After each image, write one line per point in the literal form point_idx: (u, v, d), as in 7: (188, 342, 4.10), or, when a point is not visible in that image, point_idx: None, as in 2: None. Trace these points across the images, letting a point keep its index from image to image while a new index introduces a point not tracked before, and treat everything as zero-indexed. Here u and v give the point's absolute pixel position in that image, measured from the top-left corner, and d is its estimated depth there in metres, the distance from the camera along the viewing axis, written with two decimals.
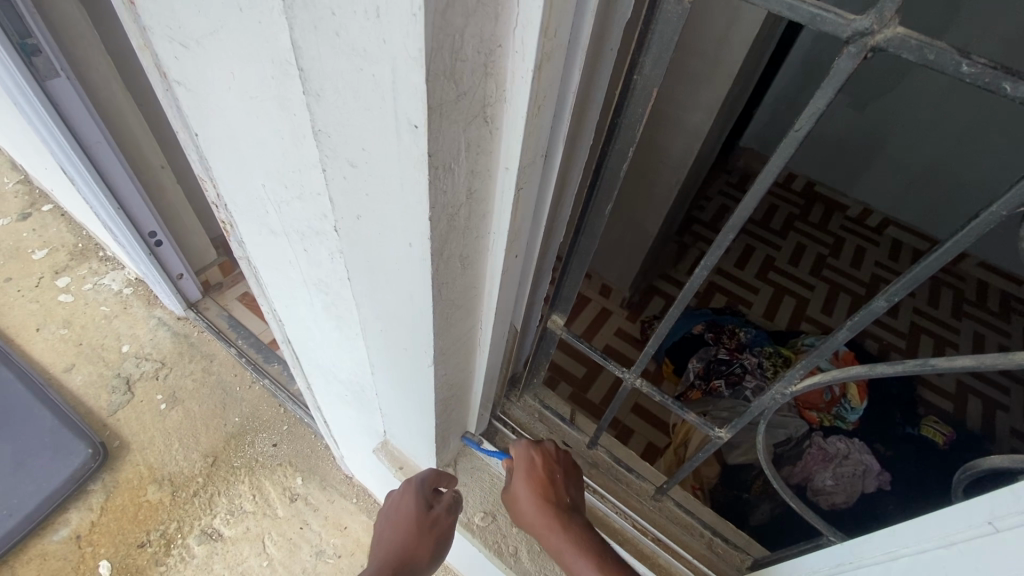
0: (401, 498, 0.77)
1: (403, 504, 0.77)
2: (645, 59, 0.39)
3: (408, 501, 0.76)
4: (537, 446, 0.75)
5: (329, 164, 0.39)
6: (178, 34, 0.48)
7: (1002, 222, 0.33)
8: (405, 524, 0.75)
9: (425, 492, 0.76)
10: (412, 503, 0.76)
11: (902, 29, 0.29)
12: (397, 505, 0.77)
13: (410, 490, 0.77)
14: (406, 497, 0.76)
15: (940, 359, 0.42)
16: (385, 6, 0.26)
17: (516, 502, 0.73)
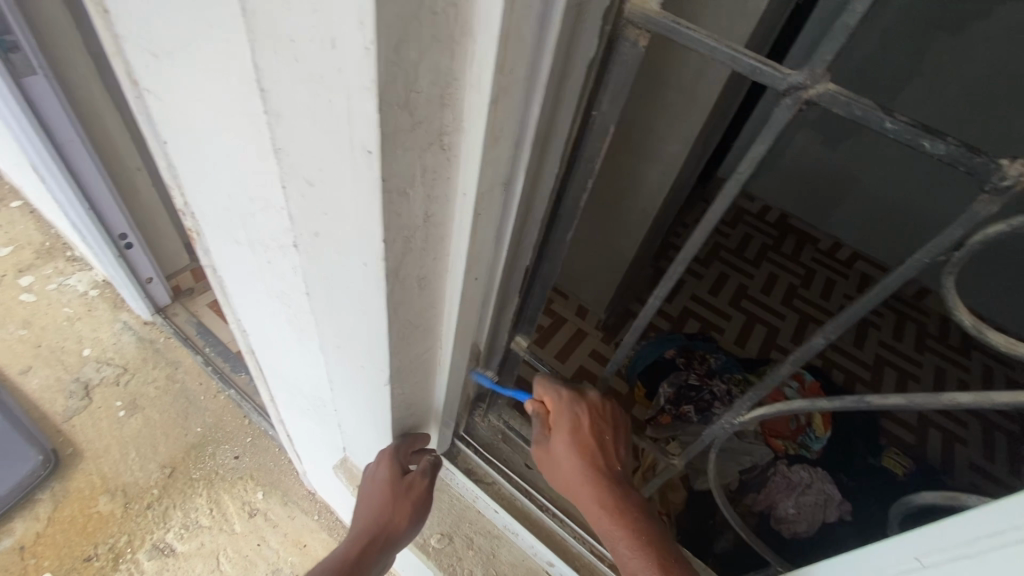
0: (376, 466, 0.72)
1: (378, 474, 0.72)
2: (602, 99, 0.42)
3: (382, 471, 0.71)
4: (583, 402, 0.69)
5: (289, 181, 0.39)
6: (150, 44, 0.48)
7: (924, 268, 0.34)
8: (380, 495, 0.72)
9: (400, 462, 0.71)
10: (386, 474, 0.71)
11: (833, 86, 0.31)
12: (372, 472, 0.74)
13: (384, 461, 0.71)
14: (381, 467, 0.71)
15: (873, 397, 0.45)
16: (339, 38, 0.27)
17: (559, 464, 0.67)
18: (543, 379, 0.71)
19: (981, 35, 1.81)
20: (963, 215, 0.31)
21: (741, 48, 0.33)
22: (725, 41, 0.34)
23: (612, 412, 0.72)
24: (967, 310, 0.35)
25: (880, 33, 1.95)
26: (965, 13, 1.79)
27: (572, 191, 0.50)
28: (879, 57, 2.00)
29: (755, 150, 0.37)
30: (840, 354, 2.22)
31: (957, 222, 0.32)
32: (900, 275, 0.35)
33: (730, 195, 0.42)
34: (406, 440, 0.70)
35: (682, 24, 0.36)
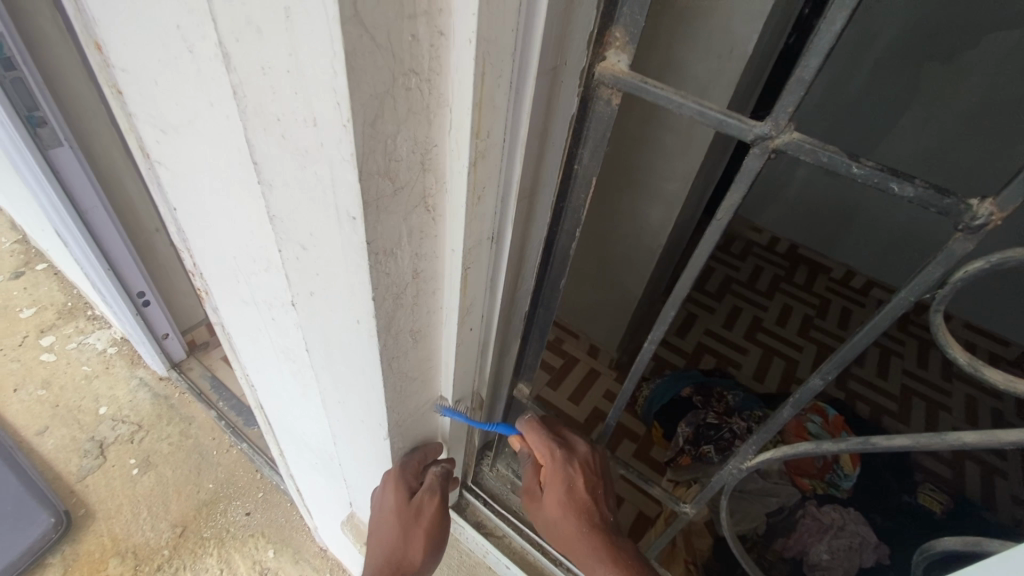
0: (379, 487, 0.63)
1: (384, 499, 0.63)
2: (582, 152, 0.44)
3: (387, 495, 0.62)
4: (574, 457, 0.65)
5: (284, 246, 0.41)
6: (159, 121, 0.52)
7: (910, 307, 0.34)
8: (390, 522, 0.64)
9: (406, 481, 0.61)
10: (392, 498, 0.62)
11: (797, 133, 0.32)
12: (378, 495, 0.65)
13: (389, 483, 0.61)
14: (385, 490, 0.62)
15: (879, 439, 0.44)
16: (320, 117, 0.29)
17: (555, 524, 0.64)
18: (534, 424, 0.67)
19: (972, 63, 1.83)
20: (941, 252, 0.32)
21: (705, 103, 0.35)
22: (689, 95, 0.36)
23: (604, 462, 0.69)
24: (961, 347, 0.35)
25: (870, 64, 1.99)
26: (952, 43, 1.83)
27: (565, 238, 0.51)
28: (876, 85, 2.02)
29: (731, 192, 0.38)
30: (865, 386, 2.15)
31: (936, 259, 0.32)
32: (888, 313, 0.35)
33: (714, 239, 0.43)
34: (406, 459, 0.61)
35: (649, 81, 0.38)
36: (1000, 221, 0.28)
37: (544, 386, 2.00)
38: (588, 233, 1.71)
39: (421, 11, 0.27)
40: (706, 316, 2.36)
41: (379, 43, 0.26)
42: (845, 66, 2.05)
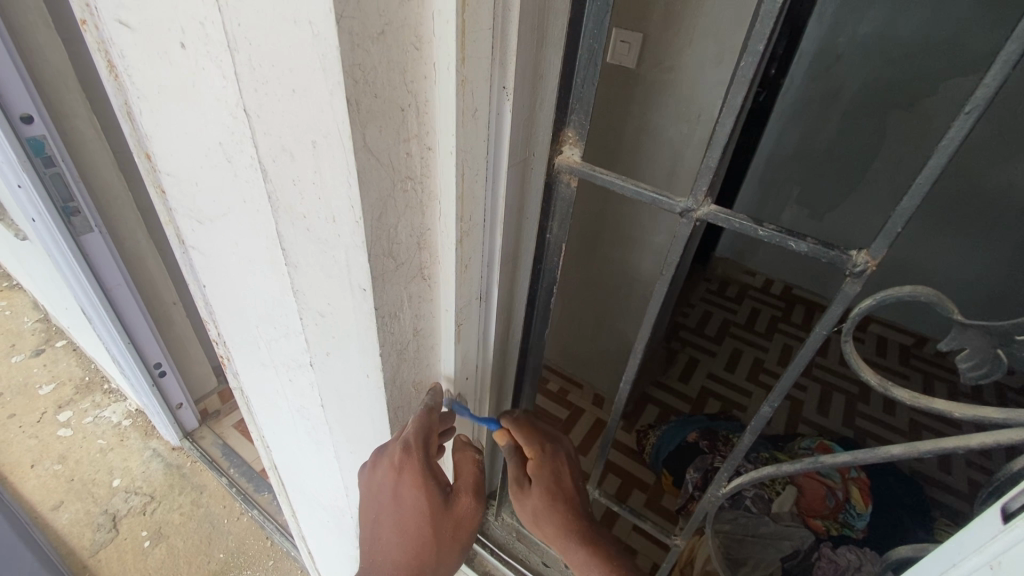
0: (384, 471, 0.51)
1: (397, 493, 0.52)
2: (552, 224, 0.52)
3: (407, 489, 0.51)
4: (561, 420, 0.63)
5: (305, 314, 0.49)
6: (196, 214, 0.62)
7: (824, 338, 0.43)
8: (410, 528, 0.53)
9: (431, 465, 0.51)
10: (416, 495, 0.52)
11: (713, 206, 0.42)
12: (380, 484, 0.52)
13: (404, 470, 0.50)
14: (401, 483, 0.51)
15: (826, 457, 0.51)
16: (337, 215, 0.37)
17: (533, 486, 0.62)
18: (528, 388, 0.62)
19: (933, 108, 1.94)
20: (839, 294, 0.39)
21: (642, 185, 0.45)
22: (629, 180, 0.46)
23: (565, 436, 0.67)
24: (872, 370, 0.42)
25: (838, 115, 2.14)
26: (912, 91, 1.95)
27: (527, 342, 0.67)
28: (849, 132, 2.15)
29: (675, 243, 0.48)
30: (872, 423, 2.14)
31: (836, 300, 0.39)
32: (812, 343, 0.44)
33: (669, 278, 0.52)
34: (426, 425, 0.51)
35: (598, 169, 0.47)
36: (874, 267, 0.36)
37: None
38: (583, 284, 1.79)
39: (413, 135, 0.37)
40: (707, 361, 2.40)
41: (381, 162, 0.35)
42: (814, 119, 2.20)
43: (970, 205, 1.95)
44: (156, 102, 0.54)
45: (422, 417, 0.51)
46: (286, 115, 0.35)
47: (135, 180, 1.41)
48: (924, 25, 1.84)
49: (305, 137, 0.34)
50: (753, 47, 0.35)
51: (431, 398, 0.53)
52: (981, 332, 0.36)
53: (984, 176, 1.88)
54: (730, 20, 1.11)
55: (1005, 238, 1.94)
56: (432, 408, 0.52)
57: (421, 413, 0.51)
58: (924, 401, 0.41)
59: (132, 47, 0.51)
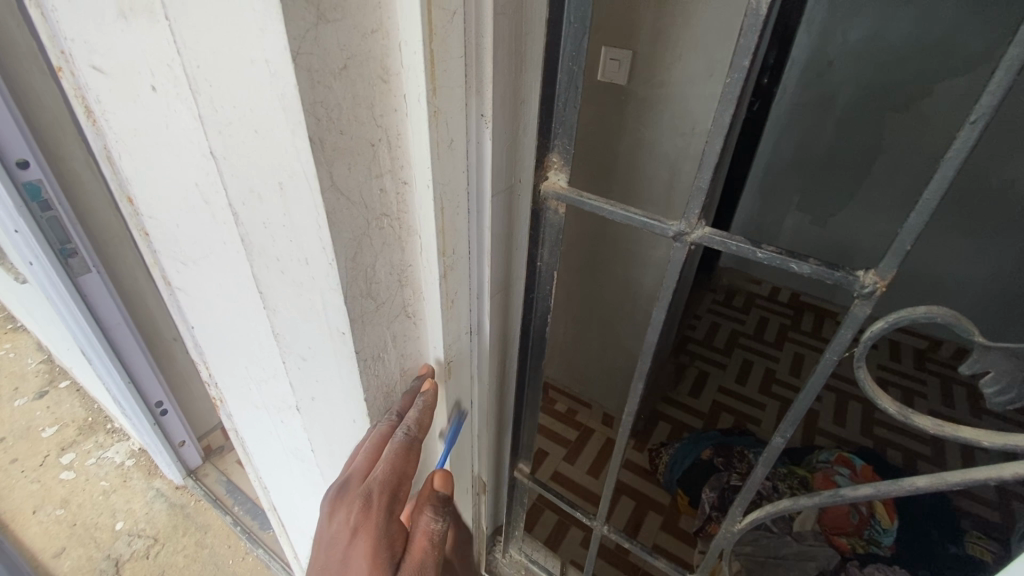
0: (338, 523, 0.42)
1: (346, 556, 0.42)
2: (542, 252, 0.50)
3: (359, 553, 0.42)
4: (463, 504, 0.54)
5: (288, 357, 0.47)
6: (180, 256, 0.61)
7: (834, 365, 0.40)
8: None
9: (392, 525, 0.43)
10: (365, 567, 0.42)
11: (706, 229, 0.40)
12: (328, 538, 0.42)
13: (361, 528, 0.42)
14: (355, 544, 0.42)
15: (845, 489, 0.48)
16: (309, 257, 0.35)
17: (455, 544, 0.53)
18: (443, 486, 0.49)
19: (930, 110, 1.93)
20: (848, 317, 0.37)
21: (631, 209, 0.43)
22: (619, 205, 0.44)
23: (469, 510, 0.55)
24: (890, 397, 0.39)
25: (835, 121, 2.13)
26: (908, 93, 1.94)
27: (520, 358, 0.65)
28: (847, 136, 2.13)
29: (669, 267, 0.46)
30: (891, 431, 2.08)
31: (845, 324, 0.37)
32: (822, 369, 0.41)
33: (667, 302, 0.50)
34: (397, 471, 0.42)
35: (586, 194, 0.45)
36: (883, 289, 0.34)
37: (562, 460, 1.88)
38: (587, 301, 1.76)
39: (386, 171, 0.35)
40: (717, 374, 2.35)
41: (352, 201, 0.33)
42: (812, 126, 2.19)
43: (967, 205, 1.93)
44: (133, 146, 0.53)
45: (394, 457, 0.42)
46: (249, 156, 0.33)
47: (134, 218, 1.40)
48: (915, 29, 1.84)
49: (271, 178, 0.33)
50: (738, 63, 0.33)
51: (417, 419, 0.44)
52: (1006, 354, 0.33)
53: (988, 175, 1.85)
54: (718, 34, 1.11)
55: (1014, 238, 1.90)
56: (409, 447, 0.43)
57: (392, 449, 0.43)
58: (946, 428, 0.39)
59: (107, 92, 0.50)
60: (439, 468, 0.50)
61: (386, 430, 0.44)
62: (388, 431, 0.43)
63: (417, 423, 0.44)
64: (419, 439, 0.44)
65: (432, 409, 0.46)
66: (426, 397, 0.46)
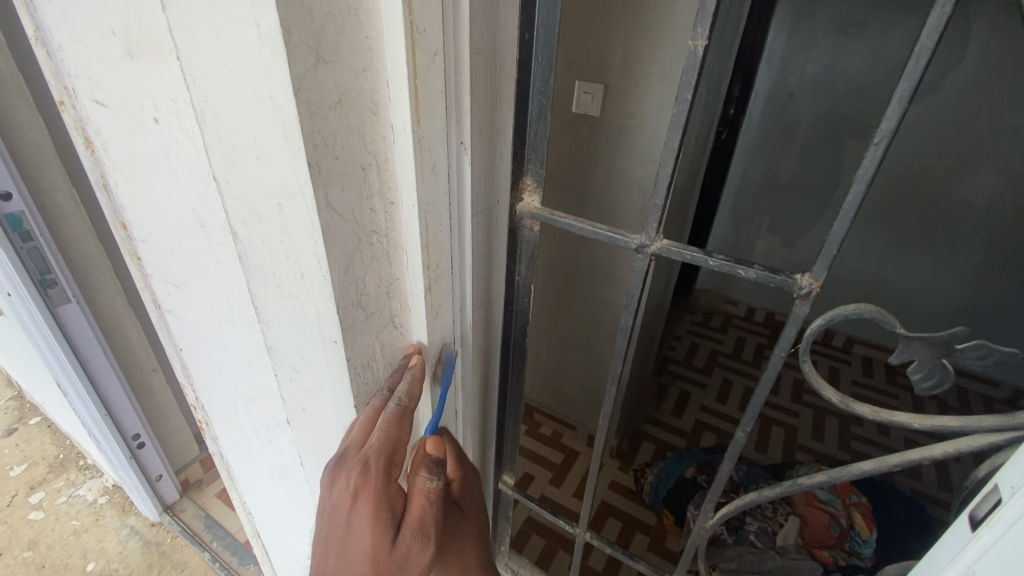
0: (338, 493, 0.43)
1: (349, 521, 0.43)
2: (520, 267, 0.54)
3: (360, 517, 0.43)
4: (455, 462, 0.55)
5: (280, 369, 0.49)
6: (172, 278, 0.63)
7: (784, 362, 0.44)
8: (349, 573, 0.43)
9: (390, 489, 0.44)
10: (366, 527, 0.43)
11: (665, 241, 0.44)
12: (330, 507, 0.44)
13: (361, 493, 0.43)
14: (356, 508, 0.43)
15: (803, 479, 0.52)
16: (305, 270, 0.38)
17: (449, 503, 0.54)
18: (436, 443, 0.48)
19: None
20: (792, 316, 0.41)
21: (597, 226, 0.48)
22: (588, 222, 0.48)
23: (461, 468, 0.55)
24: (832, 389, 0.44)
25: (797, 148, 2.26)
26: (863, 122, 2.07)
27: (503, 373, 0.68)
28: (809, 162, 2.26)
29: (634, 278, 0.50)
30: (866, 444, 2.13)
31: (790, 323, 0.41)
32: (773, 366, 0.45)
33: (635, 312, 0.54)
34: (392, 438, 0.43)
35: (557, 213, 0.49)
36: (818, 288, 0.38)
37: (547, 484, 1.88)
38: (568, 323, 1.80)
39: (376, 192, 0.38)
40: (698, 393, 2.40)
41: (345, 219, 0.37)
42: (776, 153, 2.31)
43: (923, 224, 2.04)
44: (131, 174, 0.56)
45: (388, 426, 0.43)
46: (251, 179, 0.36)
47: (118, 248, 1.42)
48: (865, 63, 1.98)
49: (271, 200, 0.36)
50: (683, 96, 0.38)
51: (409, 382, 0.46)
52: (925, 345, 0.37)
53: (940, 197, 1.97)
54: (682, 69, 1.19)
55: (968, 255, 2.02)
56: (402, 415, 0.44)
57: (385, 418, 0.43)
58: (884, 415, 0.43)
59: (109, 124, 0.53)
60: (432, 433, 0.49)
61: (378, 403, 0.44)
62: (380, 404, 0.44)
63: (407, 394, 0.45)
64: (411, 409, 0.45)
65: (422, 381, 0.47)
66: (415, 369, 0.46)
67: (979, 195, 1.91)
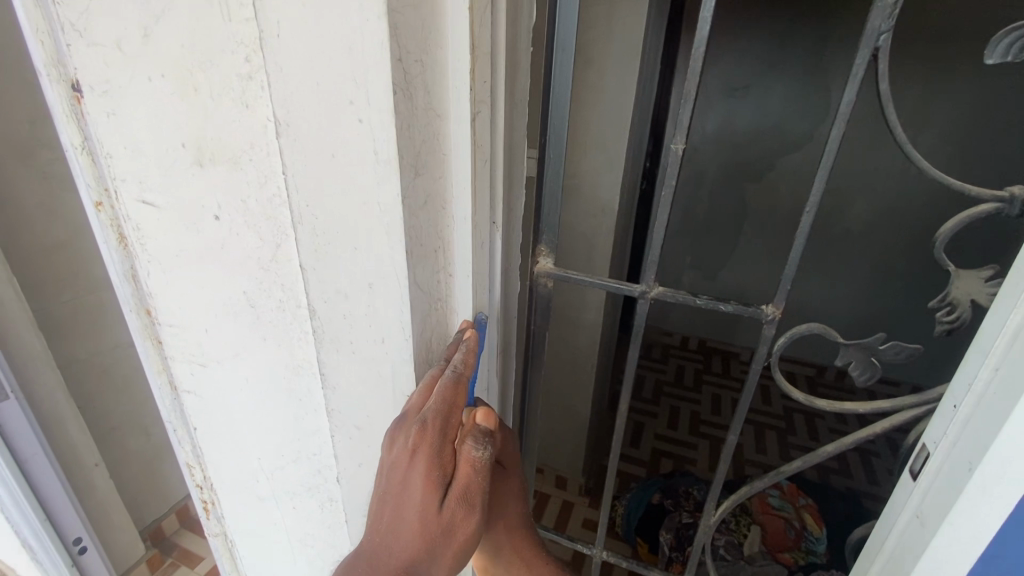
0: (398, 451, 0.44)
1: (406, 478, 0.44)
2: (536, 317, 0.64)
3: (417, 474, 0.43)
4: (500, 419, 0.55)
5: (338, 431, 0.55)
6: (199, 358, 0.65)
7: (760, 374, 0.57)
8: (399, 529, 0.44)
9: (446, 451, 0.44)
10: (421, 484, 0.43)
11: (662, 288, 0.56)
12: (389, 464, 0.45)
13: (419, 450, 0.43)
14: (413, 466, 0.43)
15: (781, 468, 0.64)
16: (387, 337, 0.46)
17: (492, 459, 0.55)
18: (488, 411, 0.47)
19: (776, 181, 2.43)
20: (764, 337, 0.54)
21: (605, 280, 0.59)
22: (596, 277, 0.59)
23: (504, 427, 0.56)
24: (798, 389, 0.58)
25: (708, 192, 2.57)
26: (759, 168, 2.42)
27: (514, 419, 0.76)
28: (719, 205, 2.58)
29: (636, 321, 0.61)
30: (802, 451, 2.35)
31: (762, 342, 0.54)
32: (752, 378, 0.57)
33: (636, 348, 0.65)
34: (449, 400, 0.43)
35: (568, 271, 0.60)
36: (779, 314, 0.51)
37: None
38: None
39: (441, 268, 0.47)
40: (652, 422, 2.54)
41: (423, 292, 0.45)
42: (690, 198, 2.62)
43: (818, 251, 2.39)
44: (168, 264, 0.59)
45: (445, 389, 0.44)
46: (343, 265, 0.44)
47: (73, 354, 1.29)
48: (754, 120, 2.34)
49: (361, 281, 0.44)
50: None
51: (466, 349, 0.47)
52: (860, 349, 0.51)
53: (829, 227, 2.33)
54: (615, 136, 1.38)
55: (857, 275, 2.37)
56: (458, 380, 0.44)
57: (442, 382, 0.44)
58: (836, 406, 0.56)
59: (153, 222, 0.57)
60: (483, 405, 0.47)
61: (438, 370, 0.46)
62: (439, 371, 0.45)
63: (463, 362, 0.46)
64: (466, 376, 0.45)
65: (477, 352, 0.47)
66: (469, 341, 0.47)
67: (856, 223, 2.27)
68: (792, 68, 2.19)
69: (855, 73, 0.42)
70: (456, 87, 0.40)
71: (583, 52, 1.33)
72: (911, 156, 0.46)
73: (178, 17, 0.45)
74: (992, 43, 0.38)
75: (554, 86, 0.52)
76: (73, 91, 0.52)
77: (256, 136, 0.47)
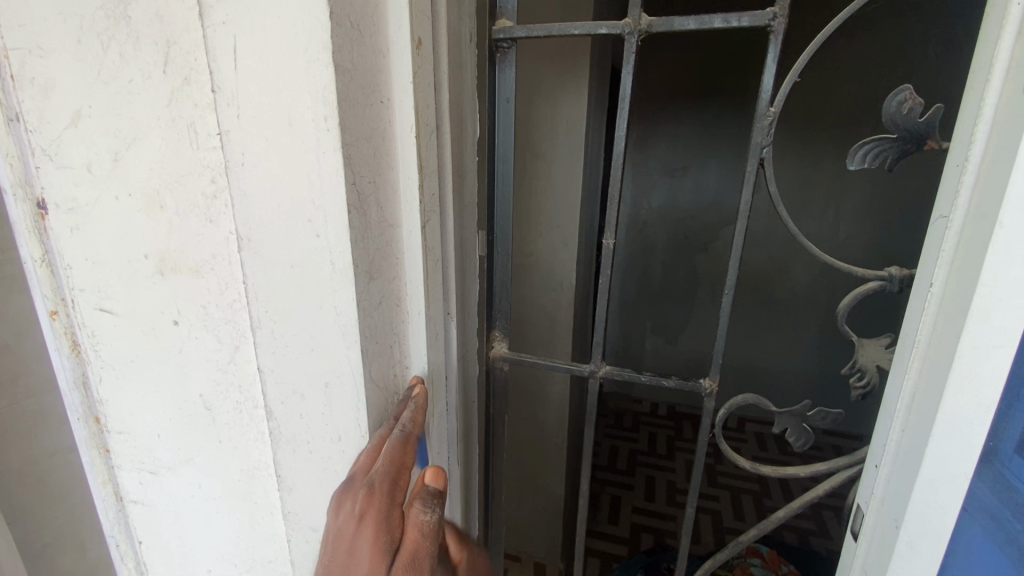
0: (343, 519, 0.42)
1: (351, 549, 0.41)
2: (494, 400, 0.66)
3: (363, 542, 0.41)
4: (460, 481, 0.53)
5: (294, 535, 0.53)
6: (149, 464, 0.63)
7: (707, 447, 0.59)
8: None
9: (393, 514, 0.42)
10: (367, 554, 0.41)
11: (608, 365, 0.60)
12: (333, 534, 0.42)
13: (366, 515, 0.42)
14: (359, 534, 0.41)
15: (740, 539, 0.66)
16: (343, 435, 0.47)
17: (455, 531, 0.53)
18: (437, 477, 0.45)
19: (721, 249, 2.59)
20: (705, 410, 0.57)
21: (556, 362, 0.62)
22: (547, 359, 0.62)
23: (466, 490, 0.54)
24: (745, 458, 0.61)
25: (661, 261, 2.71)
26: (704, 238, 2.59)
27: (479, 506, 0.75)
28: (673, 273, 2.71)
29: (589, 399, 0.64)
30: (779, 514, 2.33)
31: (705, 415, 0.57)
32: (701, 451, 0.60)
33: (591, 426, 0.67)
34: (396, 462, 0.44)
35: (521, 354, 0.63)
36: (716, 387, 0.55)
37: None
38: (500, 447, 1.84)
39: (397, 363, 0.49)
40: (629, 495, 2.48)
41: (379, 388, 0.47)
42: (645, 267, 2.75)
43: (768, 314, 2.52)
44: (121, 368, 0.59)
45: (392, 451, 0.44)
46: (299, 366, 0.46)
47: (8, 501, 0.66)
48: (695, 196, 2.54)
49: (317, 380, 0.46)
50: None
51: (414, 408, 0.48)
52: (791, 416, 0.55)
53: (774, 290, 2.47)
54: (567, 217, 1.48)
55: (805, 334, 2.49)
56: (405, 442, 0.45)
57: (389, 444, 0.44)
58: (780, 472, 0.59)
59: (110, 328, 0.57)
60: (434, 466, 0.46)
61: (385, 432, 0.46)
62: (386, 433, 0.45)
63: (411, 422, 0.46)
64: (414, 436, 0.46)
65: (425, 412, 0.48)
66: (417, 399, 0.48)
67: (798, 284, 2.43)
68: (723, 152, 2.43)
69: (749, 177, 0.49)
70: (407, 200, 0.45)
71: (532, 145, 1.45)
72: (801, 243, 0.54)
73: (149, 144, 0.49)
74: (851, 152, 0.46)
75: (498, 189, 0.58)
76: (37, 209, 0.55)
77: (218, 247, 0.51)
